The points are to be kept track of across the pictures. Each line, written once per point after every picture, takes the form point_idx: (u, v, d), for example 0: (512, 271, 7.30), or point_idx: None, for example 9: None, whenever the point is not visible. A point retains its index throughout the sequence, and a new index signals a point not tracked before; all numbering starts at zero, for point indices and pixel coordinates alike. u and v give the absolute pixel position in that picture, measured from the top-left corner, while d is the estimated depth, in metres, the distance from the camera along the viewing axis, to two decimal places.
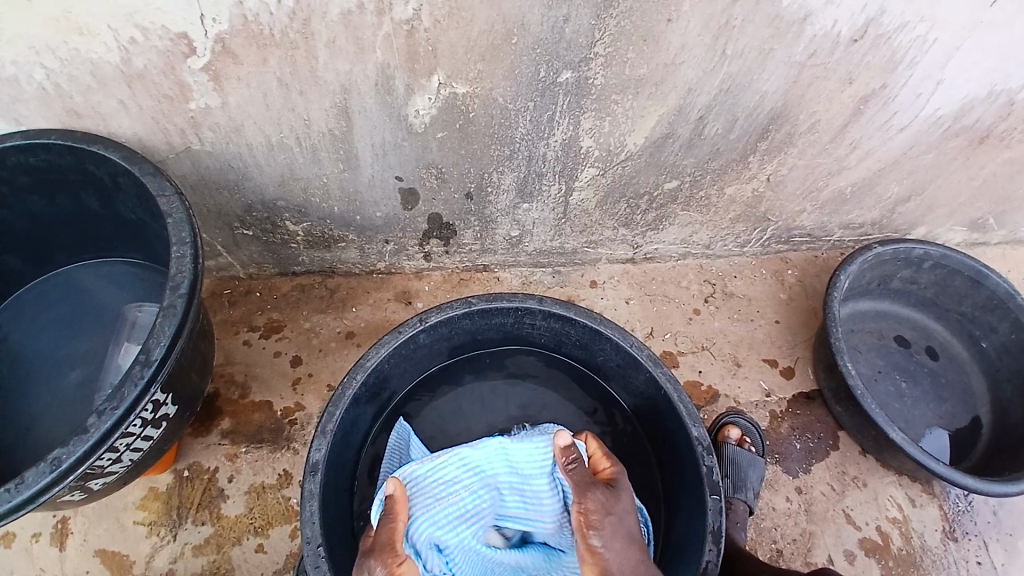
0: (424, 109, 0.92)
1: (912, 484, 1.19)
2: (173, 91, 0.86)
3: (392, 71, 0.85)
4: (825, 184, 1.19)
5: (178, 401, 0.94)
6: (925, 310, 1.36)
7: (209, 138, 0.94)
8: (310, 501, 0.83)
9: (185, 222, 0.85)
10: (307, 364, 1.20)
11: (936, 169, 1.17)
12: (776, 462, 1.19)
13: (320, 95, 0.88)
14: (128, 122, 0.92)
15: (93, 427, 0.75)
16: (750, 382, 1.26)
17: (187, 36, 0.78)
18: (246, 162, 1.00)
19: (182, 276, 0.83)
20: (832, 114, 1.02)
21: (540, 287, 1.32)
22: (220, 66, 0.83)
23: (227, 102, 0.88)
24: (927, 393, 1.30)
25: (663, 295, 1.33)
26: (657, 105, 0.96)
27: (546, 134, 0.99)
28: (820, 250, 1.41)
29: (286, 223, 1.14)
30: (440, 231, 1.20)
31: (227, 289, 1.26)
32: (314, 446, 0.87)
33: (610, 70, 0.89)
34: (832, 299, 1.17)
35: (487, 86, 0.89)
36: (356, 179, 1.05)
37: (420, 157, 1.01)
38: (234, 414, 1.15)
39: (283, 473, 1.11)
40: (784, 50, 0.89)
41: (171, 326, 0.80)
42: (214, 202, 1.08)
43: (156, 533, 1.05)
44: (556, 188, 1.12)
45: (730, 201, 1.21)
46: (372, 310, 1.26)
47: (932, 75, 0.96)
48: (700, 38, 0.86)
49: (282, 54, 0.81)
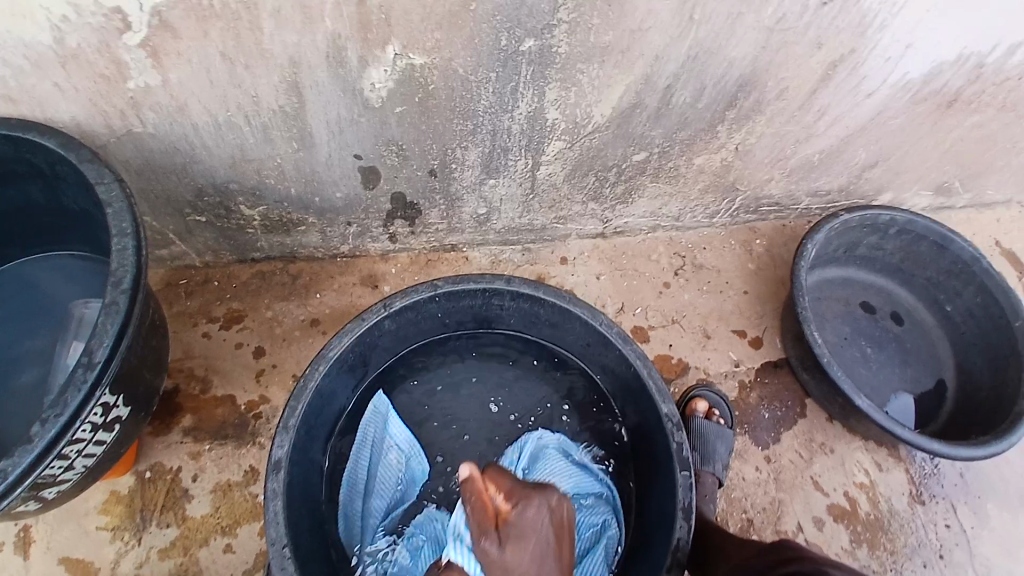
0: (380, 82, 0.87)
1: (878, 450, 1.22)
2: (109, 70, 0.80)
3: (343, 42, 0.80)
4: (793, 152, 1.19)
5: (131, 402, 0.89)
6: (891, 276, 1.38)
7: (151, 119, 0.88)
8: (273, 500, 0.80)
9: (125, 211, 0.80)
10: (271, 355, 1.15)
11: (901, 134, 1.17)
12: (745, 432, 1.20)
13: (267, 70, 0.82)
14: (65, 105, 0.85)
15: (37, 436, 0.70)
16: (720, 353, 1.26)
17: (121, 10, 0.72)
18: (193, 144, 0.94)
19: (124, 272, 0.77)
20: (801, 80, 1.01)
21: (509, 265, 1.29)
22: (159, 42, 0.77)
23: (168, 80, 0.82)
24: (893, 357, 1.32)
25: (633, 269, 1.32)
26: (623, 73, 0.93)
27: (510, 106, 0.95)
28: (787, 218, 1.41)
29: (240, 208, 1.09)
30: (404, 211, 1.16)
31: (182, 279, 1.20)
32: (276, 443, 0.84)
33: (575, 38, 0.85)
34: (799, 267, 1.17)
35: (446, 56, 0.85)
36: (313, 158, 1.00)
37: (379, 133, 0.97)
38: (195, 410, 1.10)
39: (249, 470, 1.07)
40: (753, 13, 0.87)
41: (114, 325, 0.75)
42: (162, 187, 1.02)
43: (119, 538, 1.01)
44: (523, 163, 1.09)
45: (698, 171, 1.20)
46: (338, 294, 1.22)
47: (899, 39, 0.95)
48: (668, 4, 0.83)
49: (223, 26, 0.76)
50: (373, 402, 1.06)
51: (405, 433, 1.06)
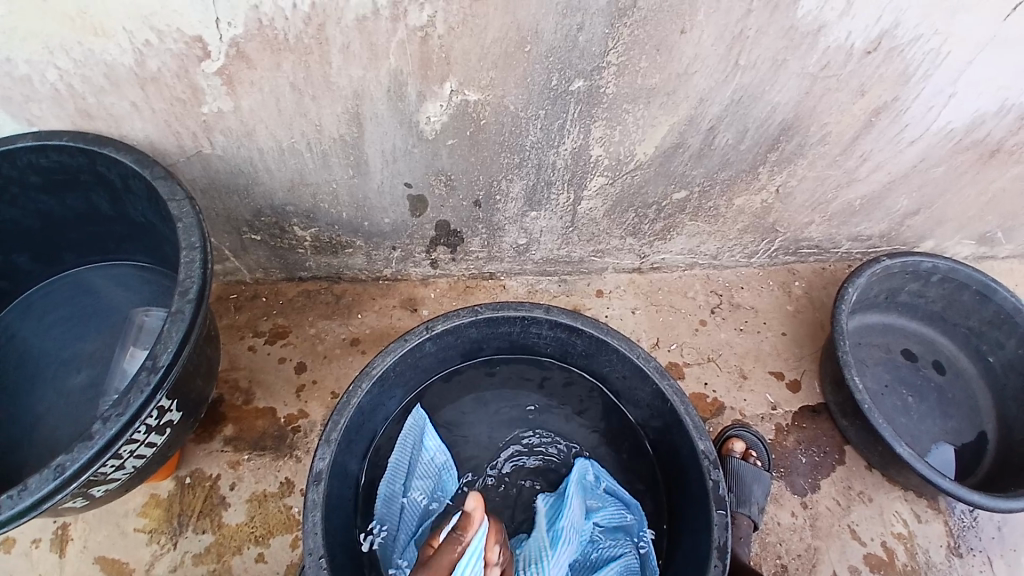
0: (435, 116, 0.92)
1: (917, 500, 1.18)
2: (186, 93, 0.86)
3: (404, 78, 0.85)
4: (834, 196, 1.19)
5: (183, 408, 0.93)
6: (932, 324, 1.35)
7: (220, 142, 0.94)
8: (312, 511, 0.82)
9: (194, 226, 0.85)
10: (312, 371, 1.19)
11: (943, 183, 1.17)
12: (781, 477, 1.18)
13: (332, 101, 0.88)
14: (141, 124, 0.92)
15: (98, 433, 0.74)
16: (757, 394, 1.25)
17: (202, 39, 0.78)
18: (257, 167, 1.00)
19: (190, 281, 0.82)
20: (843, 126, 1.02)
21: (545, 295, 1.32)
22: (234, 70, 0.83)
23: (239, 107, 0.88)
24: (933, 407, 1.29)
25: (670, 305, 1.33)
26: (668, 114, 0.96)
27: (556, 142, 0.99)
28: (827, 261, 1.40)
29: (293, 228, 1.14)
30: (447, 238, 1.19)
31: (233, 294, 1.26)
32: (318, 455, 0.86)
33: (622, 79, 0.89)
34: (840, 311, 1.16)
35: (499, 94, 0.89)
36: (365, 185, 1.04)
37: (429, 164, 1.01)
38: (237, 420, 1.14)
39: (285, 481, 1.10)
40: (798, 60, 0.89)
41: (179, 331, 0.79)
42: (224, 206, 1.08)
43: (156, 541, 1.05)
44: (566, 197, 1.12)
45: (738, 212, 1.21)
46: (377, 316, 1.26)
47: (943, 88, 0.96)
48: (714, 49, 0.86)
49: (295, 59, 0.82)
50: (412, 417, 1.07)
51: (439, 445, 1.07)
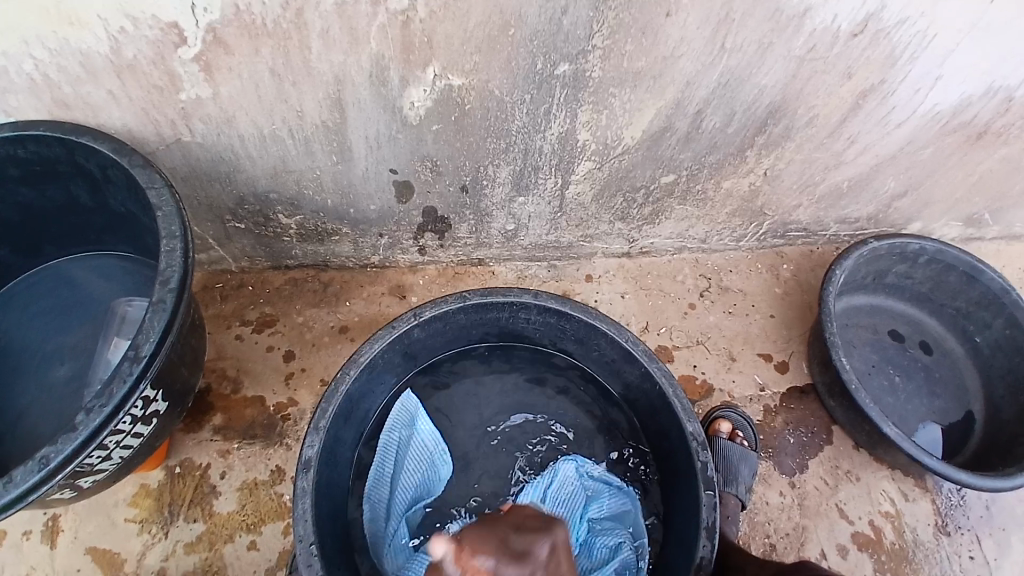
0: (419, 101, 0.91)
1: (904, 479, 1.20)
2: (163, 81, 0.84)
3: (386, 63, 0.84)
4: (822, 179, 1.19)
5: (169, 398, 0.92)
6: (919, 305, 1.36)
7: (200, 130, 0.93)
8: (303, 498, 0.82)
9: (174, 216, 0.83)
10: (300, 359, 1.19)
11: (930, 165, 1.17)
12: (769, 457, 1.19)
13: (313, 87, 0.86)
14: (119, 113, 0.90)
15: (81, 424, 0.73)
16: (745, 376, 1.26)
17: (177, 25, 0.77)
18: (239, 154, 0.98)
19: (171, 271, 0.81)
20: (831, 109, 1.02)
21: (535, 281, 1.31)
22: (212, 57, 0.81)
23: (219, 94, 0.86)
24: (920, 387, 1.30)
25: (659, 289, 1.33)
26: (655, 98, 0.95)
27: (543, 127, 0.98)
28: (816, 244, 1.41)
29: (278, 216, 1.13)
30: (434, 224, 1.19)
31: (218, 282, 1.25)
32: (307, 443, 0.86)
33: (608, 63, 0.88)
34: (827, 294, 1.16)
35: (483, 78, 0.88)
36: (350, 171, 1.03)
37: (414, 149, 1.00)
38: (226, 409, 1.14)
39: (276, 469, 1.10)
40: (784, 43, 0.88)
41: (161, 322, 0.78)
42: (206, 195, 1.07)
43: (147, 530, 1.05)
44: (553, 182, 1.11)
45: (726, 195, 1.21)
46: (366, 303, 1.25)
47: (930, 70, 0.96)
48: (700, 32, 0.85)
49: (274, 45, 0.80)
50: (402, 401, 1.07)
51: (430, 428, 1.07)
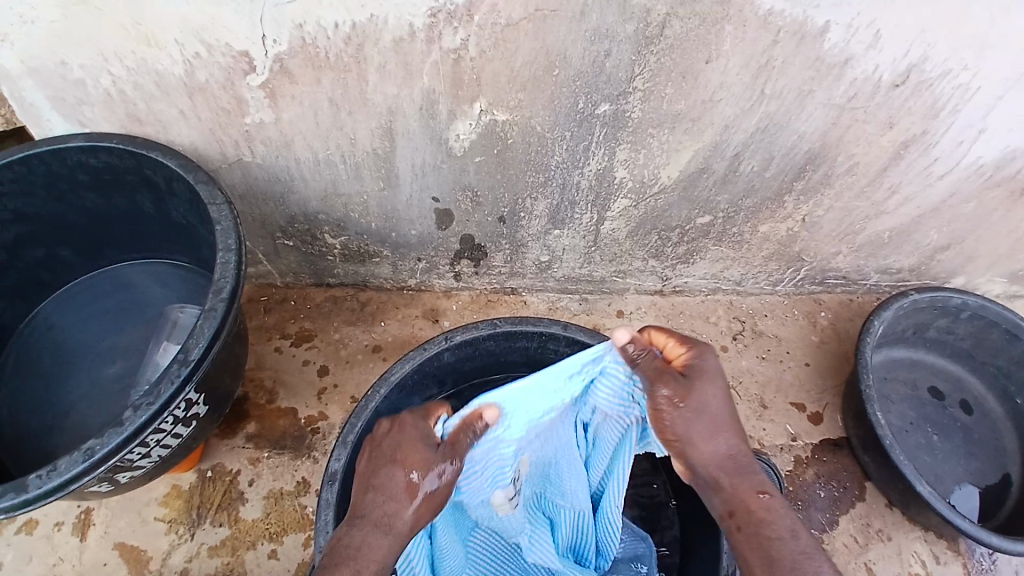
0: (464, 134, 0.95)
1: (938, 542, 1.15)
2: (230, 104, 0.91)
3: (436, 96, 0.88)
4: (862, 228, 1.19)
5: (209, 402, 0.96)
6: (960, 362, 1.32)
7: (260, 151, 0.99)
8: (325, 510, 0.83)
9: (231, 230, 0.88)
10: (334, 374, 1.22)
11: (974, 219, 1.16)
12: (798, 510, 1.16)
13: (367, 116, 0.92)
14: (186, 131, 0.97)
15: (129, 419, 0.77)
16: (776, 424, 1.24)
17: (248, 54, 0.83)
18: (293, 175, 1.04)
19: (224, 281, 0.85)
20: (871, 158, 1.02)
21: (566, 313, 1.33)
22: (276, 84, 0.87)
23: (280, 119, 0.93)
24: (958, 448, 1.26)
25: (691, 329, 1.33)
26: (693, 139, 0.97)
27: (581, 163, 1.01)
28: (854, 293, 1.39)
29: (324, 236, 1.18)
30: (471, 252, 1.22)
31: (263, 296, 1.30)
32: (334, 456, 0.87)
33: (648, 104, 0.91)
34: (865, 344, 1.15)
35: (526, 115, 0.92)
36: (395, 197, 1.08)
37: (456, 180, 1.04)
38: (260, 418, 1.18)
39: (301, 481, 1.12)
40: (824, 92, 0.90)
41: (211, 328, 0.82)
42: (259, 212, 1.13)
43: (174, 530, 1.08)
44: (589, 217, 1.14)
45: (763, 239, 1.21)
46: (400, 325, 1.29)
47: (972, 123, 0.96)
48: (739, 78, 0.87)
49: (334, 76, 0.85)
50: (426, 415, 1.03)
51: None
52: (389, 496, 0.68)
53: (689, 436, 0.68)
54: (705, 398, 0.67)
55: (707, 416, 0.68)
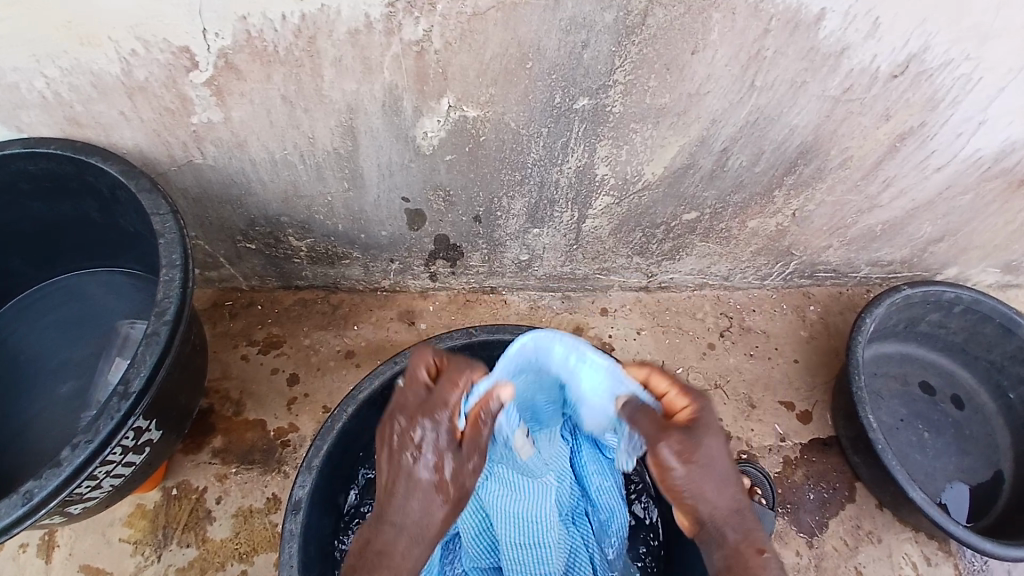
0: (432, 131, 0.88)
1: (929, 542, 1.13)
2: (175, 104, 0.83)
3: (399, 92, 0.81)
4: (853, 221, 1.14)
5: (164, 426, 0.89)
6: (952, 356, 1.29)
7: (211, 152, 0.91)
8: (289, 542, 0.79)
9: (177, 243, 0.81)
10: (304, 383, 1.16)
11: (968, 211, 1.11)
12: (787, 512, 1.12)
13: (325, 114, 0.84)
14: (130, 133, 0.89)
15: (66, 460, 0.71)
16: (764, 424, 1.20)
17: (189, 50, 0.75)
18: (249, 177, 0.96)
19: (168, 301, 0.79)
20: (865, 151, 0.97)
21: (548, 312, 1.27)
22: (223, 82, 0.79)
23: (230, 118, 0.85)
24: (950, 445, 1.23)
25: (677, 327, 1.28)
26: (679, 135, 0.91)
27: (559, 160, 0.95)
28: (844, 286, 1.35)
29: (289, 239, 1.11)
30: (446, 252, 1.16)
31: (228, 301, 1.23)
32: (297, 482, 0.83)
33: (630, 98, 0.84)
34: (856, 342, 1.10)
35: (499, 111, 0.85)
36: (361, 198, 1.01)
37: (427, 179, 0.97)
38: (227, 432, 1.11)
39: (272, 497, 1.07)
40: (817, 83, 0.84)
41: (153, 355, 0.76)
42: (217, 215, 1.05)
43: (140, 552, 1.02)
44: (569, 215, 1.08)
45: (751, 234, 1.16)
46: (374, 328, 1.22)
47: (971, 115, 0.91)
48: (728, 69, 0.81)
49: (286, 72, 0.78)
50: None
51: None
52: (423, 502, 0.63)
53: (696, 491, 0.64)
54: (709, 452, 0.64)
55: (713, 474, 0.64)
